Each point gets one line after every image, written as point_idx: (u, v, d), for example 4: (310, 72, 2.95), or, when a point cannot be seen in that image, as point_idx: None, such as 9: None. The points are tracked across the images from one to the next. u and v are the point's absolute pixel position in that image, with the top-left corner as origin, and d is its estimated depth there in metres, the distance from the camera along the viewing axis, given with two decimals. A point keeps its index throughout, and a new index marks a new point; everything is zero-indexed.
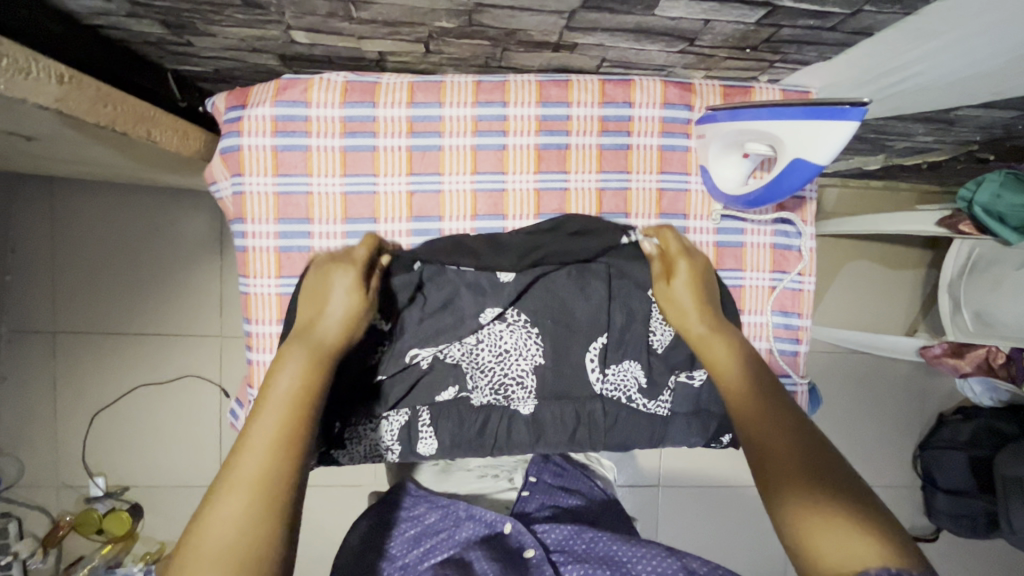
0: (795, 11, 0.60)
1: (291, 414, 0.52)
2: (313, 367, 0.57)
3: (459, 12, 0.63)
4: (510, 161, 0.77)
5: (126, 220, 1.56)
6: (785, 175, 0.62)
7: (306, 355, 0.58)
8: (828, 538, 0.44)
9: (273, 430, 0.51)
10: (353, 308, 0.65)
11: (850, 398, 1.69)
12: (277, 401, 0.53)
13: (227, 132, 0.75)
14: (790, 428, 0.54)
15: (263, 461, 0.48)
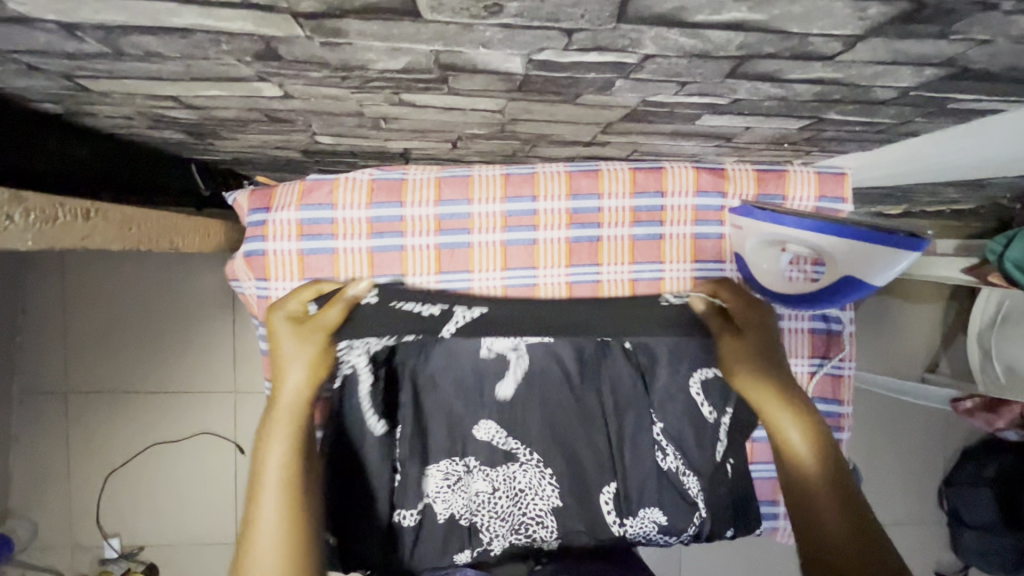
0: (842, 121, 0.57)
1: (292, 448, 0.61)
2: (304, 401, 0.64)
3: (492, 124, 0.61)
4: (541, 255, 0.75)
5: (138, 277, 1.54)
6: (840, 289, 0.63)
7: (308, 379, 0.64)
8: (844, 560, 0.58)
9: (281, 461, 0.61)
10: (312, 342, 0.64)
11: (877, 438, 1.65)
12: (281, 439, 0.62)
13: (251, 235, 0.73)
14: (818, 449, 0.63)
15: (282, 473, 0.60)
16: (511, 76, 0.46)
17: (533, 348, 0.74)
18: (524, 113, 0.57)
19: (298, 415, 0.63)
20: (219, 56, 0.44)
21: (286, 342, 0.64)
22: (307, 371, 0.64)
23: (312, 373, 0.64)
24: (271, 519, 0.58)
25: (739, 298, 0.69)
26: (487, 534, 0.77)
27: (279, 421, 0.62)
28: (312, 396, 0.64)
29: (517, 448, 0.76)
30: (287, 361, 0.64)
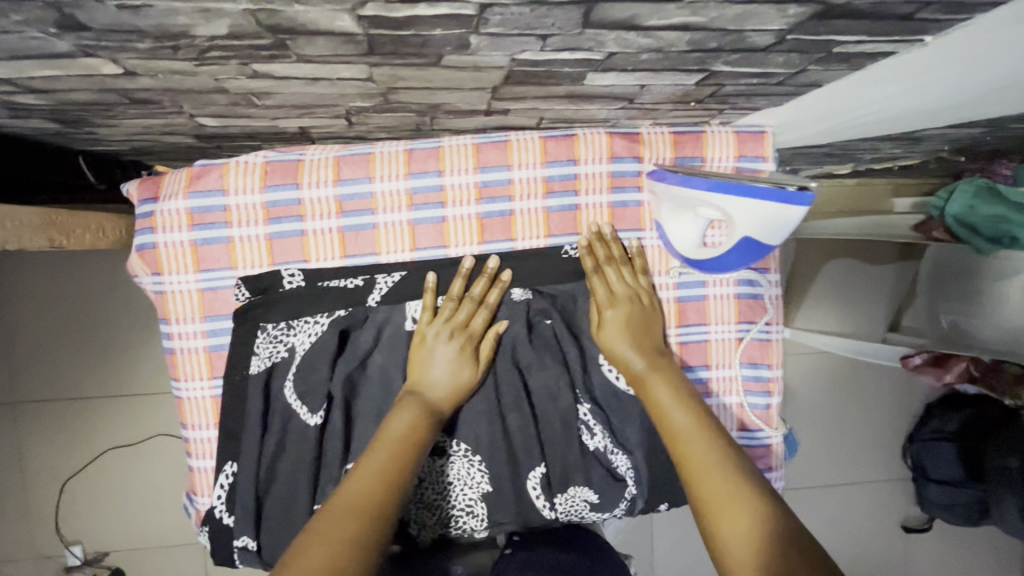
0: (736, 74, 0.54)
1: (392, 453, 0.60)
2: (421, 423, 0.63)
3: (373, 94, 0.58)
4: (452, 233, 0.72)
5: (79, 281, 1.49)
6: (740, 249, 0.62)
7: (415, 414, 0.64)
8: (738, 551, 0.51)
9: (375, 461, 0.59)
10: (459, 373, 0.68)
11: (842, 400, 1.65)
12: (383, 447, 0.60)
13: (140, 228, 0.69)
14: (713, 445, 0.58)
15: (366, 487, 0.56)
16: (352, 38, 0.42)
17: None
18: (397, 80, 0.53)
19: (403, 450, 0.60)
20: (18, 28, 0.39)
21: (438, 350, 0.68)
22: (432, 402, 0.66)
23: (422, 417, 0.64)
24: (332, 525, 0.52)
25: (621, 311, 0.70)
26: (417, 526, 0.76)
27: (389, 434, 0.61)
28: (427, 430, 0.64)
29: (444, 440, 0.74)
30: (434, 370, 0.67)
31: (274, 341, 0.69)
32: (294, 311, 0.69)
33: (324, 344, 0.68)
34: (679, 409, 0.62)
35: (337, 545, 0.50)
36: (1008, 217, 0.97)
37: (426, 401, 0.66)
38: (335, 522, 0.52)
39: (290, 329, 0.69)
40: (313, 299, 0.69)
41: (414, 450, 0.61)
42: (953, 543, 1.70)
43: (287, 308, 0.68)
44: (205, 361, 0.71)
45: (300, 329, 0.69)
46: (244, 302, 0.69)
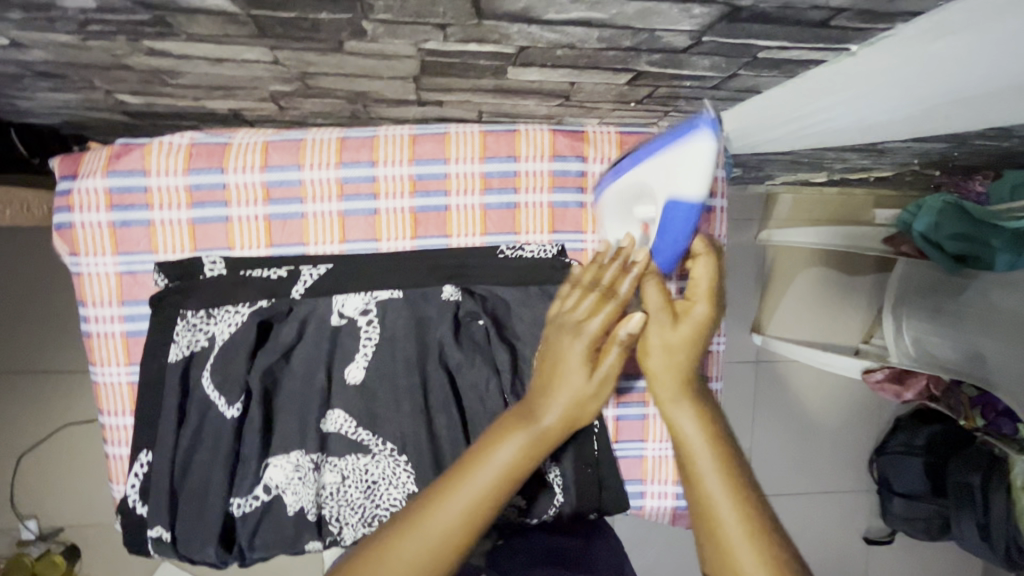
0: (665, 75, 0.52)
1: (500, 487, 0.53)
2: (527, 456, 0.54)
3: (289, 79, 0.55)
4: (384, 226, 0.70)
5: (41, 254, 1.47)
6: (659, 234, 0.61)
7: (531, 448, 0.54)
8: None
9: (471, 504, 0.51)
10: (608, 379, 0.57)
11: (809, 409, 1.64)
12: (489, 473, 0.53)
13: (58, 206, 0.67)
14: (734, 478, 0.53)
15: (452, 527, 0.51)
16: (236, 18, 0.40)
17: (383, 321, 0.69)
18: (308, 66, 0.51)
19: (504, 486, 0.53)
20: None
21: (570, 367, 0.56)
22: (542, 429, 0.55)
23: (528, 447, 0.54)
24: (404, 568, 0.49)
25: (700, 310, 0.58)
26: (339, 526, 0.73)
27: (498, 469, 0.53)
28: (535, 459, 0.55)
29: (368, 439, 0.71)
30: (569, 378, 0.56)
31: (193, 330, 0.67)
32: (213, 299, 0.67)
33: (243, 334, 0.66)
34: (701, 433, 0.56)
35: None
36: (972, 235, 0.98)
37: (538, 428, 0.55)
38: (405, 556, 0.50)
39: (209, 318, 0.66)
40: (235, 288, 0.67)
41: (512, 487, 0.53)
42: (913, 557, 1.70)
43: (207, 296, 0.66)
44: (121, 347, 0.69)
45: (220, 318, 0.67)
46: (162, 287, 0.66)
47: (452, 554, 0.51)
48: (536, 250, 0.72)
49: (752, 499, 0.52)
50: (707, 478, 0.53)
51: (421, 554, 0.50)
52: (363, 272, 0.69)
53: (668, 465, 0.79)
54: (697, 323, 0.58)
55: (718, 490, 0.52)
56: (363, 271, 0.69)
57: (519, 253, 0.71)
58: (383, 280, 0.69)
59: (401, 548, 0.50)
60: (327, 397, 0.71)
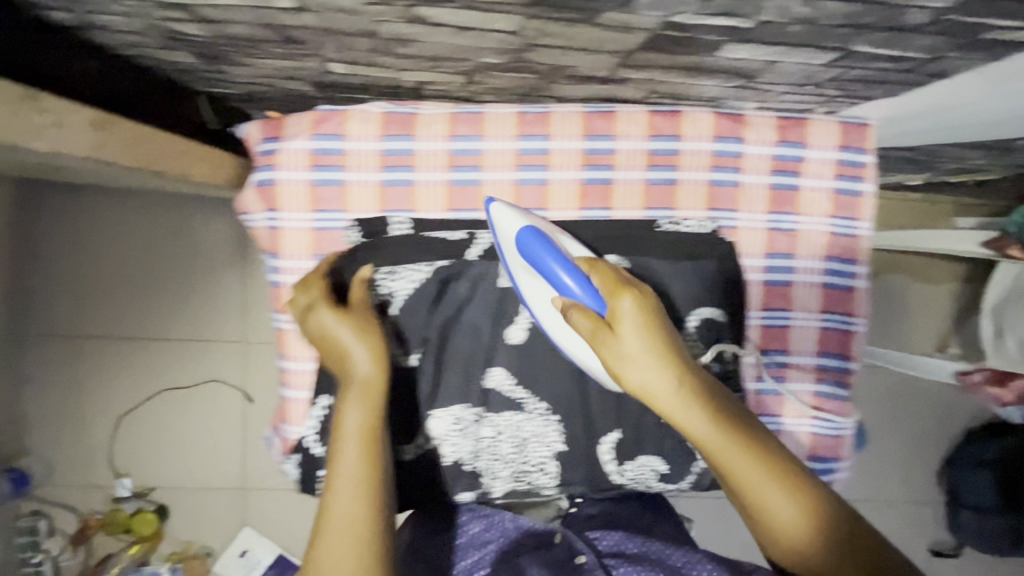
0: (870, 56, 0.56)
1: (366, 451, 0.59)
2: (373, 413, 0.61)
3: (508, 51, 0.60)
4: (552, 196, 0.75)
5: (151, 225, 1.56)
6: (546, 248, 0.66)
7: (364, 400, 0.61)
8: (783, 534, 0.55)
9: (358, 468, 0.58)
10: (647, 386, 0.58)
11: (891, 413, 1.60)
12: (350, 433, 0.60)
13: (261, 165, 0.73)
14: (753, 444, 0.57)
15: (353, 492, 0.56)
16: None
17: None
18: (541, 37, 0.55)
19: (365, 442, 0.59)
20: None
21: (342, 333, 0.64)
22: (365, 379, 0.62)
23: (363, 401, 0.61)
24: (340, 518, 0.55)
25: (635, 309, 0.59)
26: (490, 478, 0.78)
27: (352, 432, 0.60)
28: (373, 411, 0.61)
29: (525, 398, 0.76)
30: (351, 348, 0.63)
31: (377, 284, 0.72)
32: (397, 257, 0.72)
33: (425, 291, 0.73)
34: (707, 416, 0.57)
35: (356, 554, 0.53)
36: None
37: (359, 379, 0.62)
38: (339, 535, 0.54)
39: (392, 274, 0.72)
40: (418, 247, 0.72)
41: (371, 444, 0.60)
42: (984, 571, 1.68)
43: (393, 253, 0.72)
44: None
45: (402, 275, 0.72)
46: (353, 242, 0.73)
47: (367, 529, 0.55)
48: (695, 224, 0.76)
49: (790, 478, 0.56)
50: (748, 476, 0.56)
51: (345, 529, 0.54)
52: None
53: (802, 441, 0.82)
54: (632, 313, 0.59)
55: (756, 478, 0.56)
56: None
57: (676, 227, 0.75)
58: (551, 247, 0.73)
59: (325, 535, 0.54)
60: (489, 355, 0.76)
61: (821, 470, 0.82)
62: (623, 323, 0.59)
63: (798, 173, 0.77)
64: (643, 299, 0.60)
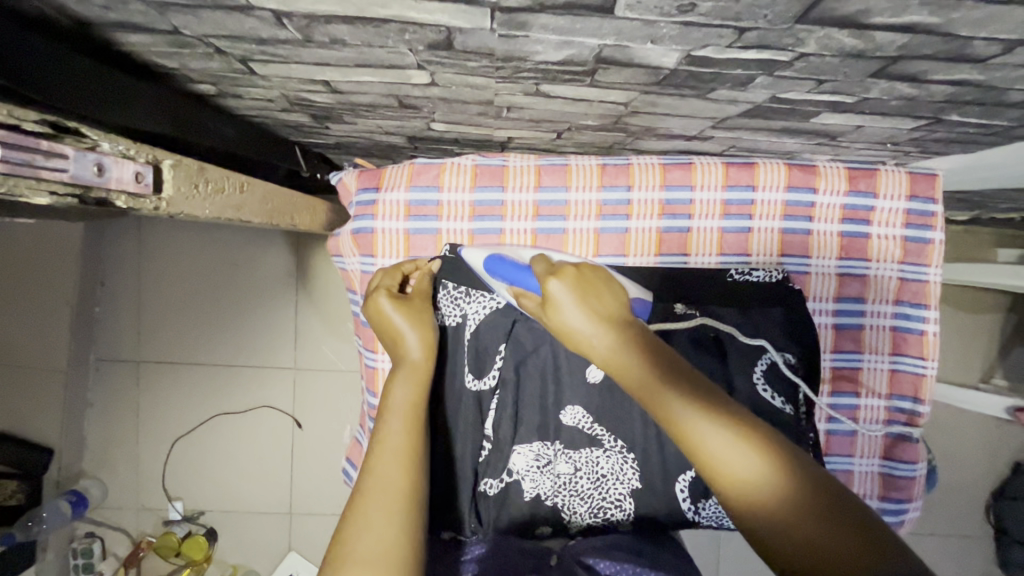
0: (959, 123, 0.59)
1: (411, 424, 0.62)
2: (420, 392, 0.65)
3: (609, 116, 0.64)
4: (632, 243, 0.80)
5: (211, 254, 1.62)
6: (501, 267, 0.67)
7: (412, 378, 0.66)
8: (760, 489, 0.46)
9: (402, 437, 0.60)
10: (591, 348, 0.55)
11: (942, 445, 1.57)
12: (398, 408, 0.63)
13: (361, 213, 0.80)
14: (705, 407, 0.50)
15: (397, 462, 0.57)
16: (659, 71, 0.49)
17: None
18: (647, 106, 0.60)
19: (412, 414, 0.63)
20: (394, 44, 0.47)
21: (397, 318, 0.70)
22: (415, 361, 0.68)
23: (415, 382, 0.66)
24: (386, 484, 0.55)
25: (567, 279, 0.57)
26: (568, 513, 0.80)
27: (399, 407, 0.63)
28: (422, 387, 0.66)
29: (602, 434, 0.79)
30: (405, 333, 0.69)
31: (454, 303, 0.79)
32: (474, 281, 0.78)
33: (499, 316, 0.79)
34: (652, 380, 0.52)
35: (388, 522, 0.52)
36: None
37: (410, 361, 0.68)
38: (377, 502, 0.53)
39: (468, 296, 0.78)
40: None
41: (418, 418, 0.63)
42: None
43: (470, 277, 0.77)
44: None
45: (476, 299, 0.79)
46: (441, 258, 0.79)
47: (409, 491, 0.55)
48: (765, 274, 0.78)
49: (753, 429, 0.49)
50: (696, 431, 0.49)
51: (386, 495, 0.54)
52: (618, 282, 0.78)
53: (874, 481, 0.84)
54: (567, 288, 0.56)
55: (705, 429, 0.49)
56: None
57: (750, 278, 0.77)
58: None
59: (368, 497, 0.54)
60: (569, 392, 0.79)
61: (894, 510, 0.84)
62: (558, 305, 0.56)
63: (870, 222, 0.80)
64: (579, 268, 0.59)
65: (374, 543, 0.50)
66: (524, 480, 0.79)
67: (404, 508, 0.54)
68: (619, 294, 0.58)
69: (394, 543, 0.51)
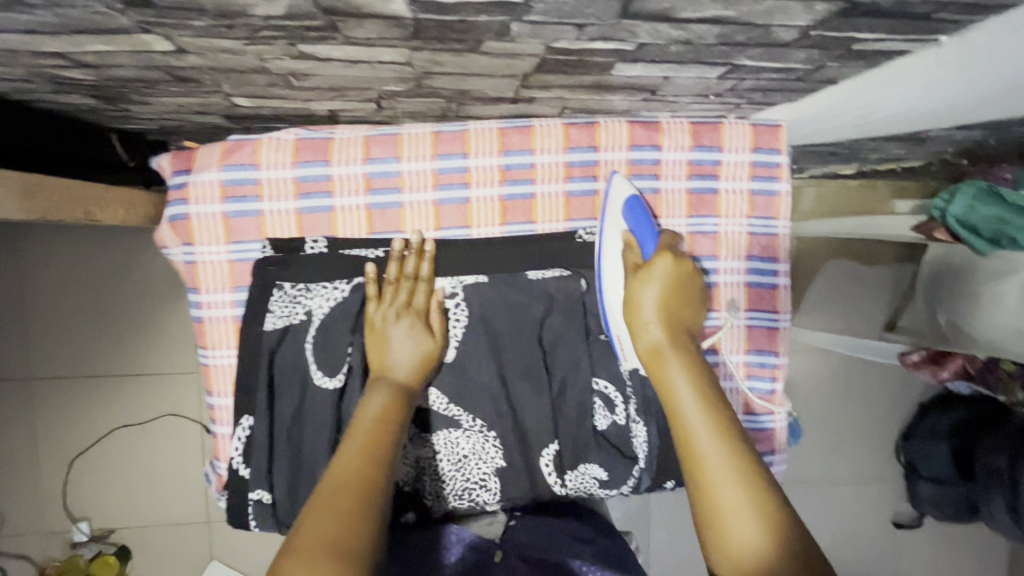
0: (757, 68, 0.57)
1: (370, 440, 0.60)
2: (395, 405, 0.65)
3: (407, 79, 0.60)
4: (474, 214, 0.76)
5: (90, 259, 1.51)
6: (637, 218, 0.72)
7: (391, 393, 0.66)
8: (742, 521, 0.53)
9: (358, 454, 0.59)
10: (665, 318, 0.66)
11: (850, 394, 1.63)
12: (366, 419, 0.63)
13: (174, 198, 0.74)
14: (730, 430, 0.58)
15: (351, 473, 0.57)
16: (402, 22, 0.45)
17: (470, 303, 0.75)
18: (433, 65, 0.55)
19: (379, 427, 0.62)
20: (86, 3, 0.41)
21: (396, 329, 0.70)
22: (399, 381, 0.68)
23: (393, 398, 0.66)
24: (336, 502, 0.54)
25: (669, 267, 0.67)
26: (434, 498, 0.79)
27: (367, 418, 0.63)
28: (403, 405, 0.66)
29: (459, 415, 0.76)
30: (389, 348, 0.70)
31: (292, 302, 0.73)
32: (314, 276, 0.74)
33: (344, 308, 0.73)
34: (695, 391, 0.60)
35: (336, 530, 0.51)
36: (1006, 218, 1.02)
37: (393, 378, 0.68)
38: (326, 510, 0.53)
39: (308, 292, 0.73)
40: (334, 265, 0.74)
41: (389, 430, 0.62)
42: (951, 552, 1.67)
43: (306, 270, 0.73)
44: (233, 328, 0.75)
45: (317, 292, 0.73)
46: (269, 257, 0.73)
47: (353, 497, 0.55)
48: None
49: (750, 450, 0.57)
50: (709, 450, 0.57)
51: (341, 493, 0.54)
52: (463, 257, 0.76)
53: None
54: (666, 274, 0.67)
55: (708, 433, 0.58)
56: (461, 255, 0.76)
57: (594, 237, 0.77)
58: (470, 266, 0.76)
59: (315, 506, 0.54)
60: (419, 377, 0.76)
61: None
62: (648, 279, 0.67)
63: (717, 176, 0.79)
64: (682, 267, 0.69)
65: (314, 549, 0.49)
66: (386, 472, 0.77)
67: (348, 513, 0.53)
68: (694, 317, 0.69)
69: (332, 548, 0.50)
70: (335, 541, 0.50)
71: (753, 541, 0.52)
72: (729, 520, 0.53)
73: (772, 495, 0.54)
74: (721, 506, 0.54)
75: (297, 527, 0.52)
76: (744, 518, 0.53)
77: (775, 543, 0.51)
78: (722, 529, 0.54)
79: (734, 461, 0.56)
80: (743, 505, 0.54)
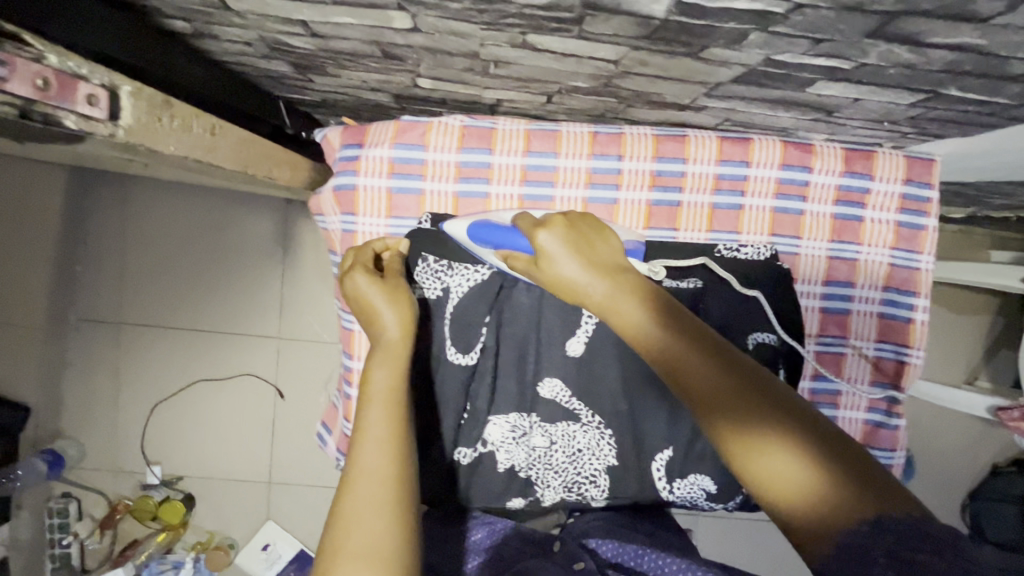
0: (958, 98, 0.57)
1: (392, 411, 0.58)
2: (400, 371, 0.62)
3: (600, 76, 0.62)
4: (620, 213, 0.78)
5: (196, 218, 1.59)
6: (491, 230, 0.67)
7: (389, 359, 0.62)
8: (792, 483, 0.42)
9: (384, 429, 0.56)
10: (603, 287, 0.53)
11: (924, 442, 1.57)
12: (377, 394, 0.59)
13: (343, 169, 0.78)
14: (726, 379, 0.46)
15: (382, 455, 0.54)
16: (648, 22, 0.47)
17: None
18: (637, 65, 0.58)
19: (395, 399, 0.59)
20: None
21: (374, 296, 0.66)
22: (391, 342, 0.64)
23: (397, 367, 0.62)
24: (372, 491, 0.52)
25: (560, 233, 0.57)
26: (542, 488, 0.80)
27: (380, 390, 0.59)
28: (404, 368, 0.62)
29: (580, 409, 0.78)
30: (379, 311, 0.66)
31: (434, 276, 0.75)
32: (457, 255, 0.77)
33: (483, 289, 0.76)
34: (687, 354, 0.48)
35: (375, 522, 0.49)
36: None
37: (386, 342, 0.64)
38: (359, 498, 0.51)
39: (450, 269, 0.75)
40: None
41: (401, 401, 0.59)
42: None
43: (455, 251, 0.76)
44: None
45: (458, 271, 0.76)
46: (424, 233, 0.77)
47: (390, 483, 0.52)
48: (752, 251, 0.76)
49: (752, 374, 0.46)
50: (725, 421, 0.45)
51: (370, 486, 0.52)
52: None
53: None
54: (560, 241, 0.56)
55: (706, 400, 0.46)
56: None
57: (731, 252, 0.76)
58: None
59: (350, 494, 0.52)
60: (548, 366, 0.78)
61: None
62: (550, 255, 0.56)
63: (864, 204, 0.79)
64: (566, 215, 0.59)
65: (360, 550, 0.47)
66: (503, 455, 0.79)
67: (389, 500, 0.51)
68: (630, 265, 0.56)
69: (385, 548, 0.48)
70: (382, 539, 0.48)
71: (820, 505, 0.41)
72: (786, 491, 0.42)
73: (814, 436, 0.43)
74: (763, 478, 0.43)
75: (333, 522, 0.50)
76: (797, 476, 0.42)
77: (835, 489, 0.40)
78: (784, 500, 0.42)
79: (749, 417, 0.44)
80: (788, 459, 0.42)
